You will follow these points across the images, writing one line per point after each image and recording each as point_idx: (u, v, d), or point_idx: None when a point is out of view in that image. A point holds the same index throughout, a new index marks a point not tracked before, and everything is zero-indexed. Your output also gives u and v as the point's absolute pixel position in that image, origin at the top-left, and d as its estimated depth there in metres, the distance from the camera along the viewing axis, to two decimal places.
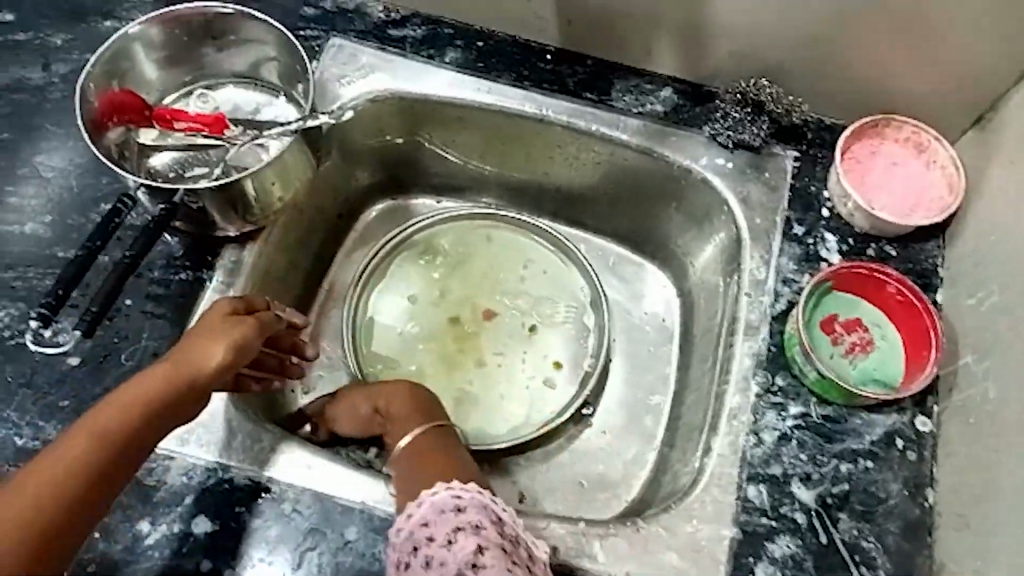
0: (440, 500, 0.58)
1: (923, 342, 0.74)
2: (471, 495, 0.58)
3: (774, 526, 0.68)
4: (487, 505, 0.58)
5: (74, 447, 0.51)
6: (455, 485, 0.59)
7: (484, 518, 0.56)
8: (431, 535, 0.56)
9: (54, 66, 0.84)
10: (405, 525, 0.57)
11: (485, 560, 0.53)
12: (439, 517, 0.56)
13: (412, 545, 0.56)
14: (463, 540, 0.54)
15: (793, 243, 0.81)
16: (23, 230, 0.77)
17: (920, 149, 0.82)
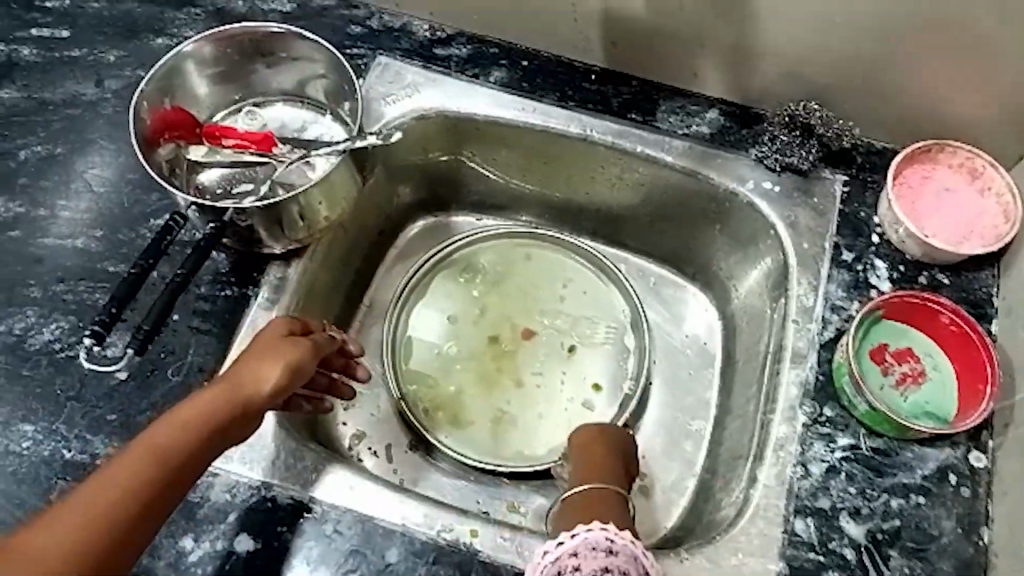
0: (591, 538, 0.58)
1: (977, 374, 0.72)
2: (625, 541, 0.58)
3: (822, 561, 0.66)
4: (639, 558, 0.58)
5: (132, 462, 0.51)
6: (609, 527, 0.59)
7: (633, 569, 0.56)
8: (579, 565, 0.56)
9: (107, 82, 0.86)
10: (558, 554, 0.58)
11: None
12: (590, 553, 0.57)
13: (556, 569, 0.57)
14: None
15: (842, 269, 0.79)
16: (75, 244, 0.78)
17: (974, 175, 0.80)
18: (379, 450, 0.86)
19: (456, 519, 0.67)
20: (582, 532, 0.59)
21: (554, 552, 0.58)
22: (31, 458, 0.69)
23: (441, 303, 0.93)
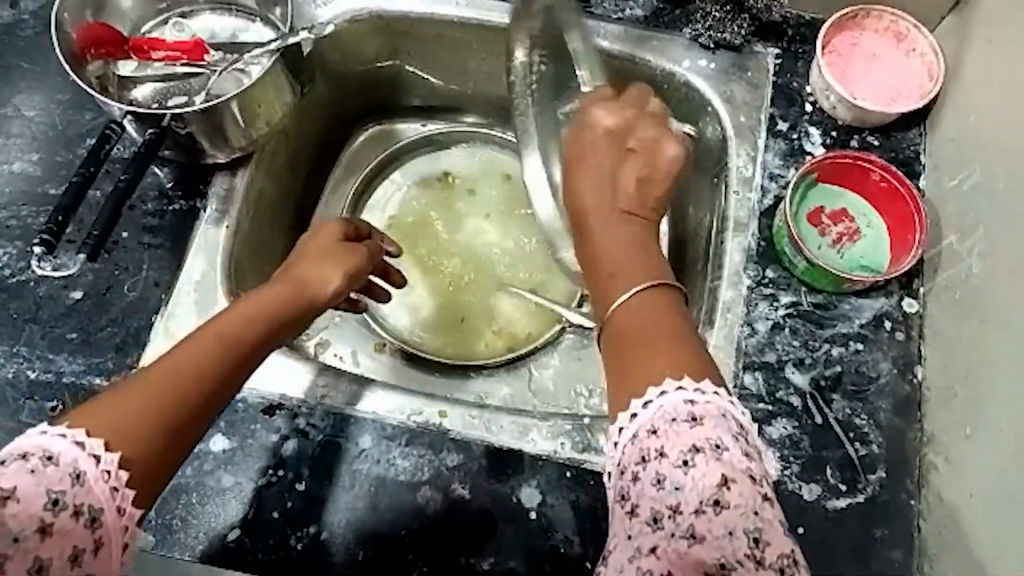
0: (670, 404, 0.45)
1: (907, 225, 0.76)
2: (709, 399, 0.46)
3: (771, 410, 0.71)
4: (728, 413, 0.46)
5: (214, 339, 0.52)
6: (687, 383, 0.46)
7: (726, 435, 0.45)
8: (663, 450, 0.44)
9: (24, 2, 0.83)
10: (634, 431, 0.46)
11: (730, 497, 0.43)
12: (671, 428, 0.45)
13: (640, 455, 0.45)
14: (705, 467, 0.43)
15: (779, 138, 0.81)
16: (12, 169, 0.77)
17: (899, 38, 0.82)
18: (343, 353, 0.86)
19: (425, 403, 0.70)
20: (656, 398, 0.46)
21: (630, 431, 0.46)
22: None
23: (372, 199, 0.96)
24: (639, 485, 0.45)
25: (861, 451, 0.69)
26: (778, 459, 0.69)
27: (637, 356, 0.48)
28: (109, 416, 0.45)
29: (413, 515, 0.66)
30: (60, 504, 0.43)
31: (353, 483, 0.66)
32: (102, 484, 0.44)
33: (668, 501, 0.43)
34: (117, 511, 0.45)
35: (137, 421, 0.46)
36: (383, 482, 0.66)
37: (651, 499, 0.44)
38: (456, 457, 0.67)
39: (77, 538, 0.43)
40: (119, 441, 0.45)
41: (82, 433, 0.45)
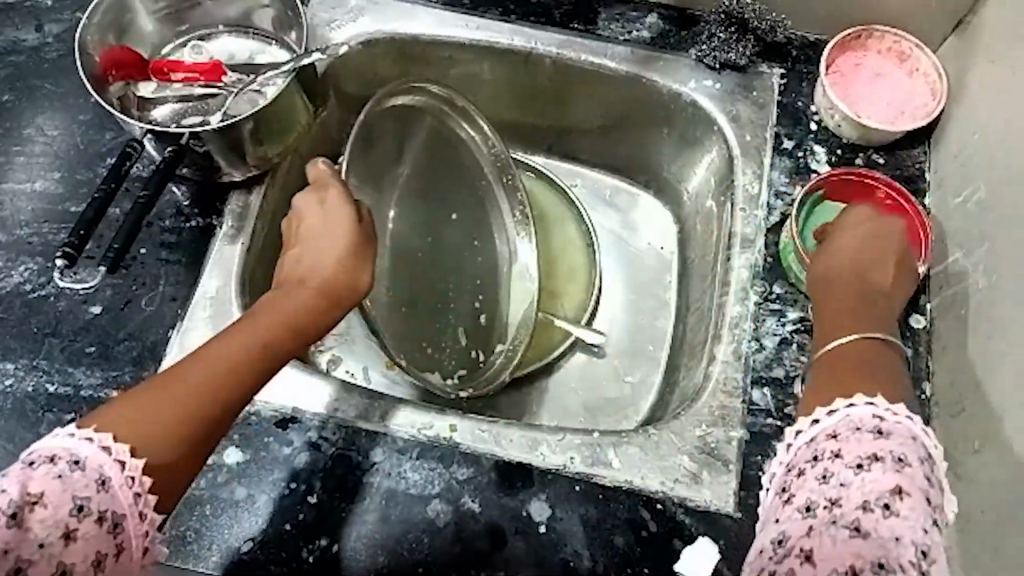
0: (856, 416, 0.51)
1: (911, 242, 0.77)
2: (900, 423, 0.50)
3: (780, 424, 0.71)
4: (918, 439, 0.50)
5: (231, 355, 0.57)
6: (877, 399, 0.52)
7: (910, 453, 0.48)
8: (839, 451, 0.49)
9: (46, 27, 0.85)
10: (812, 435, 0.52)
11: (899, 506, 0.46)
12: (855, 435, 0.50)
13: (815, 453, 0.50)
14: (878, 473, 0.47)
15: (784, 156, 0.82)
16: (33, 187, 0.78)
17: (902, 58, 0.83)
18: (355, 371, 0.85)
19: (435, 417, 0.70)
20: (843, 408, 0.52)
21: (811, 432, 0.52)
22: (15, 394, 0.71)
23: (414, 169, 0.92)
24: (805, 477, 0.50)
25: None
26: None
27: (836, 381, 0.57)
28: (130, 429, 0.50)
29: (423, 528, 0.66)
30: (86, 510, 0.46)
31: (363, 496, 0.67)
32: (126, 490, 0.48)
33: (830, 495, 0.47)
34: (137, 516, 0.48)
35: (159, 437, 0.50)
36: (393, 495, 0.67)
37: (812, 489, 0.48)
38: (466, 470, 0.68)
39: (99, 542, 0.46)
40: (142, 451, 0.49)
41: (109, 440, 0.49)
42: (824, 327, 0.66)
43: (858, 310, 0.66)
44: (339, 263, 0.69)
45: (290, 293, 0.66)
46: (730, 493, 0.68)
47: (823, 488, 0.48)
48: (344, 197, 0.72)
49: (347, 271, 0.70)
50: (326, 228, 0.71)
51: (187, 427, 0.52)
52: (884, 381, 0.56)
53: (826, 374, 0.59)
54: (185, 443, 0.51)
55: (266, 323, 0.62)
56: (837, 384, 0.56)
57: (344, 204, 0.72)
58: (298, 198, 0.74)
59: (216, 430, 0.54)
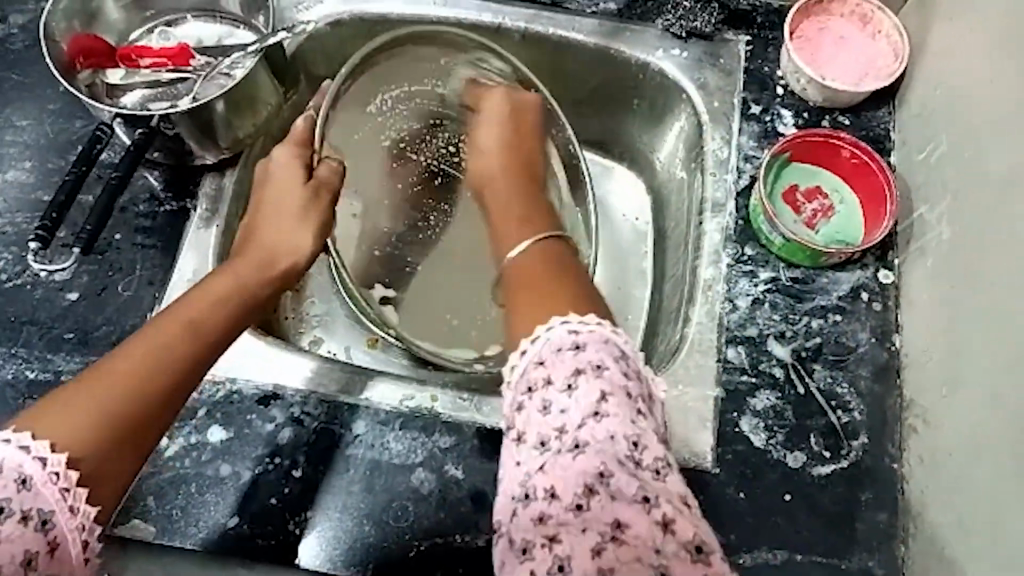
0: (556, 338, 0.51)
1: (879, 200, 0.78)
2: (591, 333, 0.51)
3: (755, 382, 0.72)
4: (610, 341, 0.51)
5: (161, 336, 0.54)
6: (570, 318, 0.52)
7: (605, 358, 0.50)
8: (549, 377, 0.50)
9: (12, 18, 0.84)
10: (524, 364, 0.51)
11: (610, 408, 0.48)
12: (555, 357, 0.50)
13: (528, 385, 0.50)
14: (585, 386, 0.48)
15: (752, 121, 0.83)
16: (5, 178, 0.78)
17: (865, 21, 0.84)
18: (336, 350, 0.86)
19: (416, 388, 0.71)
20: (543, 333, 0.51)
21: (523, 364, 0.51)
22: None
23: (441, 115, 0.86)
24: (526, 411, 0.50)
25: (844, 418, 0.71)
26: (763, 429, 0.71)
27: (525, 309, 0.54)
28: (58, 421, 0.47)
29: (408, 496, 0.67)
30: (7, 511, 0.43)
31: (348, 468, 0.68)
32: (51, 487, 0.45)
33: (555, 424, 0.48)
34: (68, 511, 0.46)
35: (88, 421, 0.48)
36: (378, 465, 0.68)
37: (538, 424, 0.49)
38: (448, 438, 0.69)
39: (28, 541, 0.44)
40: (73, 441, 0.47)
41: (29, 438, 0.46)
42: (504, 238, 0.67)
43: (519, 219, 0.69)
44: (280, 231, 0.71)
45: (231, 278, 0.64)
46: (707, 450, 0.70)
47: (549, 419, 0.49)
48: (294, 159, 0.74)
49: (292, 240, 0.71)
50: (280, 189, 0.73)
51: (122, 415, 0.49)
52: (572, 293, 0.55)
53: (512, 292, 0.58)
54: (126, 428, 0.49)
55: (200, 301, 0.60)
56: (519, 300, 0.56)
57: (295, 169, 0.74)
58: (260, 165, 0.75)
59: (162, 420, 0.52)
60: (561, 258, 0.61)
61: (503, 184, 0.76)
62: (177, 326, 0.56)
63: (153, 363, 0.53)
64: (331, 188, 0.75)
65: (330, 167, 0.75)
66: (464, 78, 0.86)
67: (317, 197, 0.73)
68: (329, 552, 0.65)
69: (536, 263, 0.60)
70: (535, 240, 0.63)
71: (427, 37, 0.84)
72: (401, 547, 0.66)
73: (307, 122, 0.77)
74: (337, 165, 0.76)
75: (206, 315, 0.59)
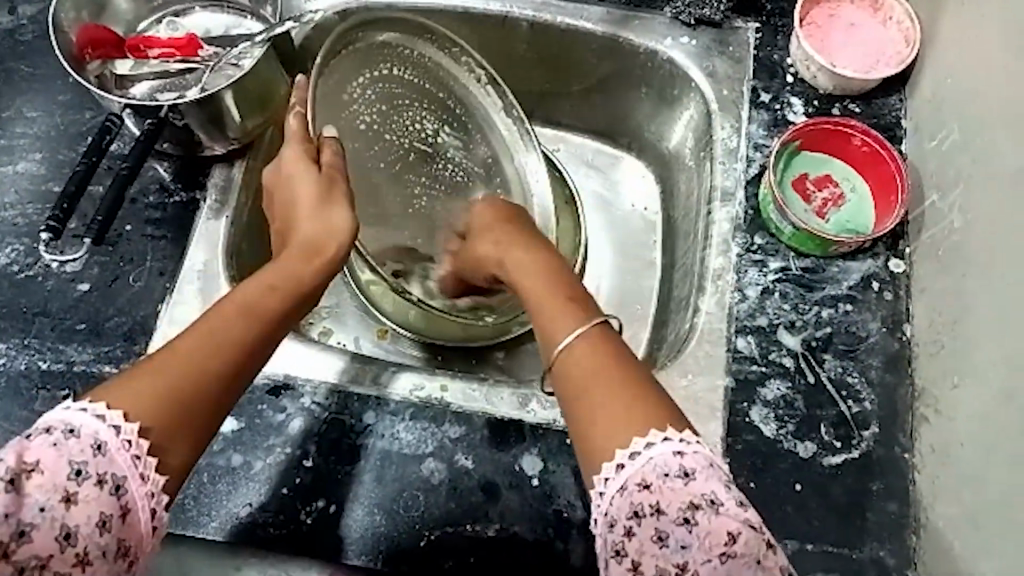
0: (661, 458, 0.48)
1: (890, 188, 0.78)
2: (697, 453, 0.48)
3: (765, 372, 0.72)
4: (715, 463, 0.48)
5: (223, 322, 0.55)
6: (671, 432, 0.49)
7: (718, 488, 0.47)
8: (659, 506, 0.46)
9: (20, 8, 0.84)
10: (623, 483, 0.48)
11: (735, 547, 0.45)
12: (666, 486, 0.47)
13: (634, 510, 0.47)
14: (705, 524, 0.46)
15: (762, 110, 0.82)
16: (16, 170, 0.78)
17: (876, 8, 0.83)
18: (345, 341, 0.86)
19: (427, 378, 0.71)
20: (643, 450, 0.49)
21: (618, 481, 0.48)
22: (8, 373, 0.71)
23: (410, 100, 0.82)
24: (635, 540, 0.46)
25: (854, 408, 0.71)
26: (773, 419, 0.71)
27: (598, 417, 0.51)
28: (125, 398, 0.48)
29: (419, 486, 0.67)
30: (84, 474, 0.45)
31: (360, 458, 0.68)
32: (124, 452, 0.47)
33: (675, 560, 0.45)
34: (139, 478, 0.47)
35: (155, 394, 0.49)
36: (388, 455, 0.68)
37: (654, 555, 0.45)
38: (458, 428, 0.69)
39: (103, 504, 0.45)
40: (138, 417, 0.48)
41: (103, 407, 0.47)
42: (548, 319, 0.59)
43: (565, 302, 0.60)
44: (317, 215, 0.66)
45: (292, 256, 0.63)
46: (717, 439, 0.70)
47: (665, 552, 0.45)
48: (300, 157, 0.68)
49: (328, 220, 0.66)
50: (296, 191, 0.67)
51: (188, 389, 0.50)
52: (640, 399, 0.51)
53: (579, 387, 0.53)
54: (191, 402, 0.50)
55: (263, 281, 0.60)
56: (598, 411, 0.51)
57: (307, 165, 0.68)
58: (270, 167, 0.70)
59: (228, 395, 0.53)
60: (614, 343, 0.56)
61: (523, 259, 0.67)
62: (237, 310, 0.56)
63: (214, 347, 0.53)
64: (342, 173, 0.69)
65: (332, 150, 0.69)
66: (427, 65, 0.83)
67: (332, 183, 0.67)
68: (340, 541, 0.66)
69: (595, 359, 0.54)
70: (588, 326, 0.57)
71: (397, 28, 0.81)
72: (412, 537, 0.66)
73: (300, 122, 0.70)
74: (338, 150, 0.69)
75: (268, 298, 0.58)
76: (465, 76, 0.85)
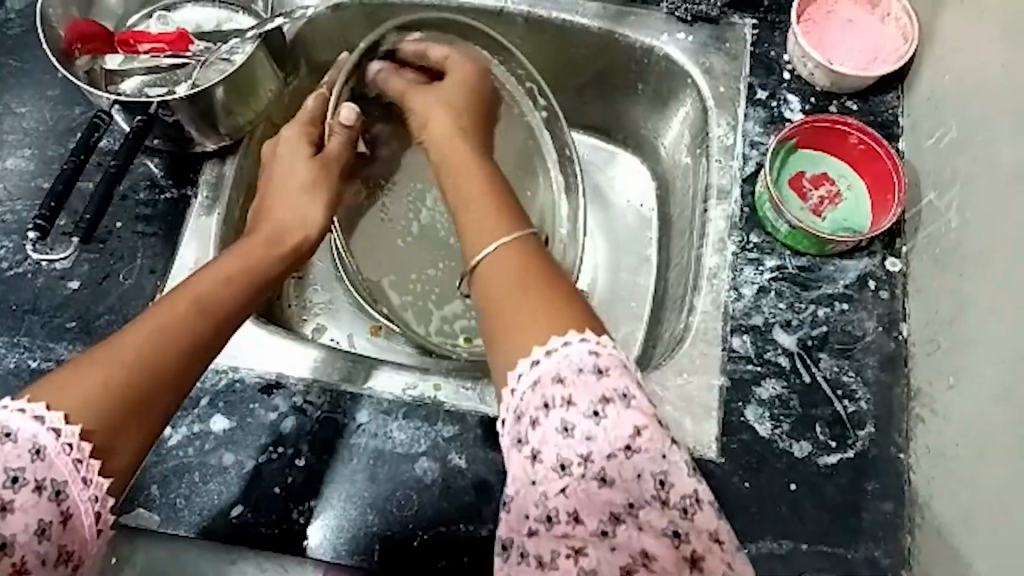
0: (574, 356, 0.48)
1: (887, 186, 0.77)
2: (611, 353, 0.49)
3: (760, 371, 0.72)
4: (626, 363, 0.49)
5: (173, 313, 0.53)
6: (589, 334, 0.49)
7: (631, 385, 0.48)
8: (570, 398, 0.47)
9: (9, 2, 0.83)
10: (536, 377, 0.48)
11: (642, 443, 0.47)
12: (578, 379, 0.47)
13: (543, 401, 0.47)
14: (614, 417, 0.47)
15: (757, 106, 0.82)
16: (5, 166, 0.78)
17: (874, 4, 0.83)
18: (338, 338, 0.85)
19: (420, 377, 0.71)
20: (560, 347, 0.48)
21: (530, 377, 0.48)
22: None
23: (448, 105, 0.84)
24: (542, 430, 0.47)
25: (850, 407, 0.71)
26: (768, 418, 0.70)
27: (507, 322, 0.51)
28: (70, 390, 0.47)
29: (412, 486, 0.67)
30: (21, 481, 0.44)
31: (352, 457, 0.67)
32: (64, 457, 0.46)
33: (579, 450, 0.46)
34: (81, 482, 0.46)
35: (101, 386, 0.48)
36: (381, 454, 0.68)
37: (557, 445, 0.47)
38: (451, 428, 0.69)
39: (42, 511, 0.44)
40: (82, 418, 0.47)
41: (42, 408, 0.46)
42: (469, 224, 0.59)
43: (498, 210, 0.59)
44: (297, 202, 0.68)
45: (250, 248, 0.62)
46: (712, 439, 0.70)
47: (570, 442, 0.46)
48: (299, 137, 0.72)
49: (295, 214, 0.67)
50: (288, 164, 0.70)
51: (137, 379, 0.49)
52: (556, 301, 0.51)
53: (497, 289, 0.53)
54: (140, 393, 0.49)
55: (220, 272, 0.58)
56: (506, 306, 0.51)
57: (301, 145, 0.72)
58: (267, 143, 0.74)
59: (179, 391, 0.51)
60: (534, 250, 0.55)
61: (458, 153, 0.67)
62: (189, 300, 0.54)
63: (166, 337, 0.51)
64: (338, 161, 0.73)
65: (336, 139, 0.74)
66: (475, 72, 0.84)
67: (323, 169, 0.71)
68: (331, 540, 0.65)
69: (517, 267, 0.54)
70: (513, 234, 0.56)
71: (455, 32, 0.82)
72: (405, 536, 0.66)
73: (318, 102, 0.77)
74: (344, 134, 0.74)
75: (225, 288, 0.57)
76: (523, 103, 0.86)
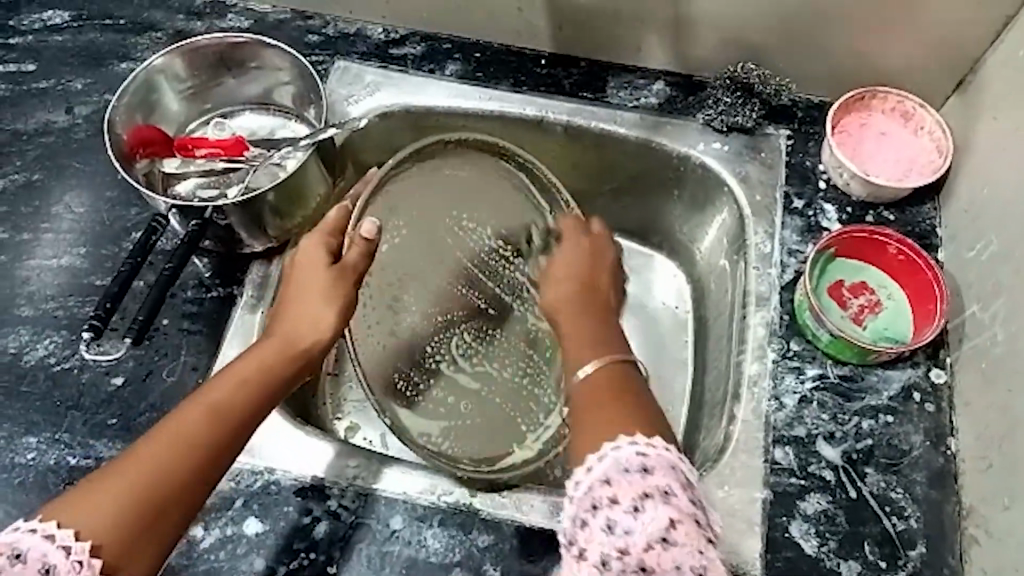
0: (624, 457, 0.51)
1: (928, 298, 0.77)
2: (660, 454, 0.51)
3: (804, 485, 0.70)
4: (676, 464, 0.51)
5: (196, 419, 0.55)
6: (639, 438, 0.52)
7: (672, 484, 0.49)
8: (615, 496, 0.49)
9: (77, 109, 0.87)
10: (587, 481, 0.50)
11: (677, 535, 0.47)
12: (622, 477, 0.50)
13: (592, 502, 0.49)
14: (653, 512, 0.48)
15: (795, 215, 0.83)
16: (59, 263, 0.80)
17: (906, 118, 0.84)
18: (372, 437, 0.85)
19: (455, 482, 0.69)
20: (610, 451, 0.51)
21: (585, 483, 0.50)
22: (37, 467, 0.71)
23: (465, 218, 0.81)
24: (588, 529, 0.49)
25: (898, 525, 0.69)
26: (814, 535, 0.68)
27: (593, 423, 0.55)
28: (77, 512, 0.49)
29: None
30: None
31: (385, 565, 0.66)
32: (72, 574, 0.47)
33: (619, 544, 0.48)
34: None
35: (110, 506, 0.50)
36: (415, 563, 0.66)
37: (600, 543, 0.48)
38: (486, 537, 0.67)
39: None
40: (89, 537, 0.49)
41: (50, 529, 0.48)
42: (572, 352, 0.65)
43: (599, 339, 0.65)
44: (314, 312, 0.66)
45: (261, 350, 0.63)
46: (755, 555, 0.67)
47: (610, 539, 0.48)
48: (317, 246, 0.67)
49: (313, 316, 0.66)
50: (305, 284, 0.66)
51: (143, 496, 0.51)
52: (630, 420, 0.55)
53: (584, 411, 0.58)
54: (148, 512, 0.51)
55: (231, 377, 0.59)
56: (590, 418, 0.56)
57: (321, 257, 0.67)
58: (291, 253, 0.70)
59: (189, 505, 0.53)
60: (626, 378, 0.60)
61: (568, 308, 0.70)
62: (212, 403, 0.57)
63: (172, 454, 0.53)
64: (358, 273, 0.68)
65: (357, 251, 0.68)
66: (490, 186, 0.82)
67: (341, 282, 0.67)
68: None
69: (607, 391, 0.59)
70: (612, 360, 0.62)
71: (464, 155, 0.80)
72: None
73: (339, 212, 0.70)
74: (362, 248, 0.68)
75: (236, 394, 0.58)
76: None
